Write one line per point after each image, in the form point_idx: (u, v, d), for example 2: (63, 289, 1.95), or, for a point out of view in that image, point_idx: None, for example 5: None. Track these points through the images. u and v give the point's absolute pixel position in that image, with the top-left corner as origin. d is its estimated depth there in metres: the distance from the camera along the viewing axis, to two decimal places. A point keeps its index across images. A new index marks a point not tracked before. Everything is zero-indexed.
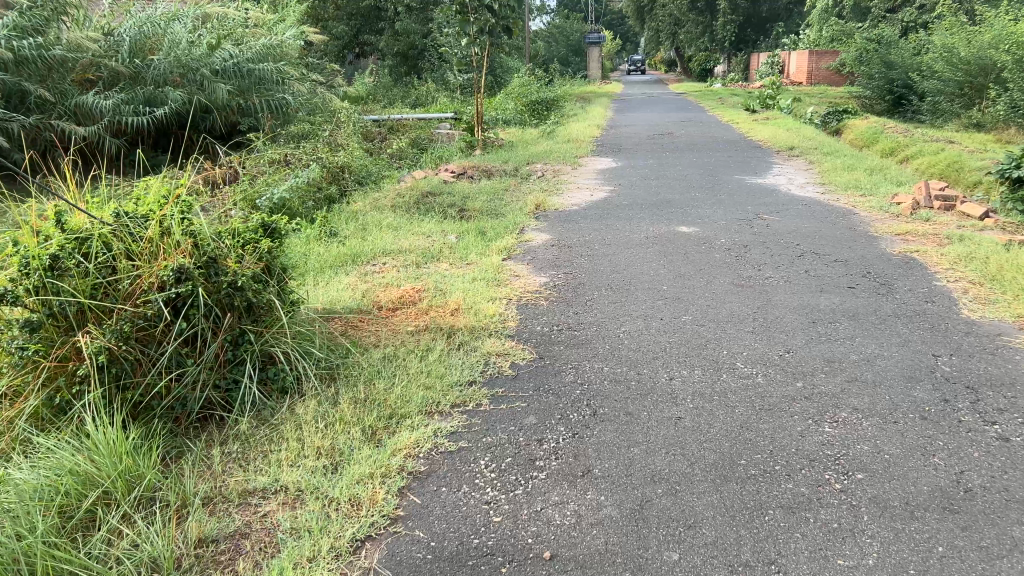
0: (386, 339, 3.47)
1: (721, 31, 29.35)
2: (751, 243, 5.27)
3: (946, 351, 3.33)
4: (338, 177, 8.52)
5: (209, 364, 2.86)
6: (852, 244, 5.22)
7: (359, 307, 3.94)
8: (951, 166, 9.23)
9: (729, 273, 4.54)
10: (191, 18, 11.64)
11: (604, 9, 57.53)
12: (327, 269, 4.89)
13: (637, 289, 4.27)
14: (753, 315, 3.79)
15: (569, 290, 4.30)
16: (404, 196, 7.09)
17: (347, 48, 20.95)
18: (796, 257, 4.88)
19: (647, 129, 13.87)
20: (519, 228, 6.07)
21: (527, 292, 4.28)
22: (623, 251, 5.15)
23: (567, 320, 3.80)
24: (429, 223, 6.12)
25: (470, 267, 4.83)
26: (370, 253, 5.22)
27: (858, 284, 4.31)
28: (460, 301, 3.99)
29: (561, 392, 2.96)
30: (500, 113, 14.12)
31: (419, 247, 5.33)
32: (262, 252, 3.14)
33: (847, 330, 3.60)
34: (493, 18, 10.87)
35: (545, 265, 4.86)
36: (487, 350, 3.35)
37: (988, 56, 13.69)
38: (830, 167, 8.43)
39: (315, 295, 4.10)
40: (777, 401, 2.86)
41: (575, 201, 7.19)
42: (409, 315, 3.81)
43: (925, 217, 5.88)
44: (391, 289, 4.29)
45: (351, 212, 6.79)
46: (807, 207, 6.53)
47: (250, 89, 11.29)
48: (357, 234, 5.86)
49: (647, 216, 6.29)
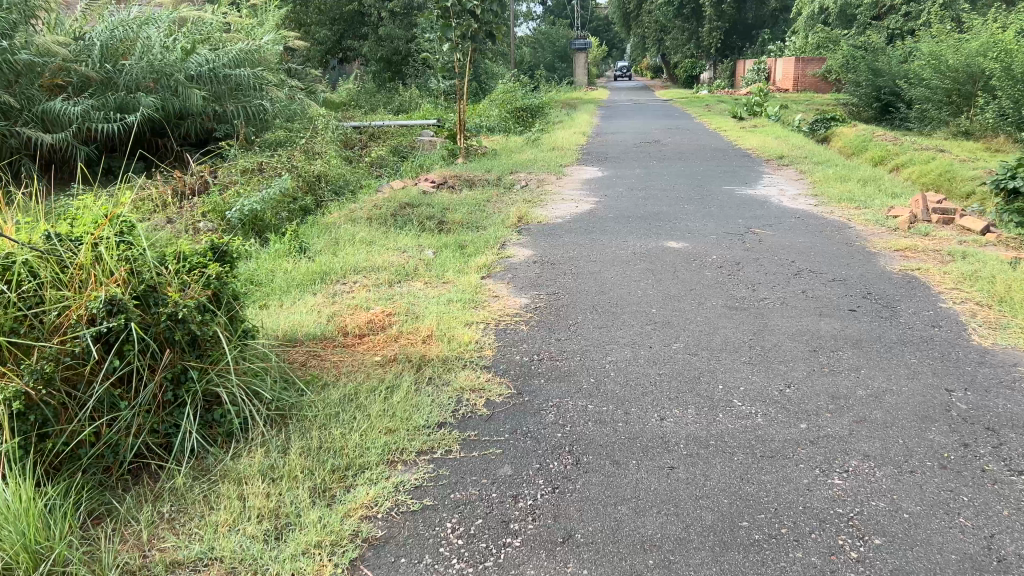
0: (350, 373, 3.17)
1: (707, 38, 29.23)
2: (744, 259, 5.00)
3: (960, 386, 3.06)
4: (314, 187, 8.22)
5: (145, 407, 2.54)
6: (849, 262, 4.96)
7: (323, 333, 3.63)
8: (944, 176, 9.01)
9: (721, 294, 4.26)
10: (165, 22, 11.28)
11: (590, 17, 57.59)
12: (293, 289, 4.58)
13: (624, 312, 3.98)
14: (749, 342, 3.51)
15: (551, 314, 4.00)
16: (381, 208, 6.79)
17: (331, 53, 20.66)
18: (793, 276, 4.61)
19: (633, 137, 13.62)
20: (500, 243, 5.77)
21: (507, 316, 3.98)
22: (609, 268, 4.87)
23: (548, 348, 3.50)
24: (405, 236, 5.82)
25: (447, 287, 4.53)
26: (340, 270, 4.91)
27: (859, 307, 4.04)
28: (433, 327, 3.68)
29: (540, 436, 2.66)
30: (484, 119, 13.85)
31: (393, 264, 5.02)
32: (211, 279, 2.83)
33: (851, 360, 3.32)
34: (476, 23, 10.60)
35: (526, 284, 4.57)
36: (461, 384, 3.05)
37: (976, 64, 13.45)
38: (822, 177, 8.19)
39: (276, 321, 3.79)
40: (780, 447, 2.58)
41: (559, 212, 6.91)
42: (376, 343, 3.51)
43: (924, 232, 5.64)
44: (360, 312, 3.99)
45: (325, 225, 6.49)
46: (801, 220, 6.28)
47: (226, 95, 10.97)
48: (329, 249, 5.55)
49: (635, 229, 6.02)
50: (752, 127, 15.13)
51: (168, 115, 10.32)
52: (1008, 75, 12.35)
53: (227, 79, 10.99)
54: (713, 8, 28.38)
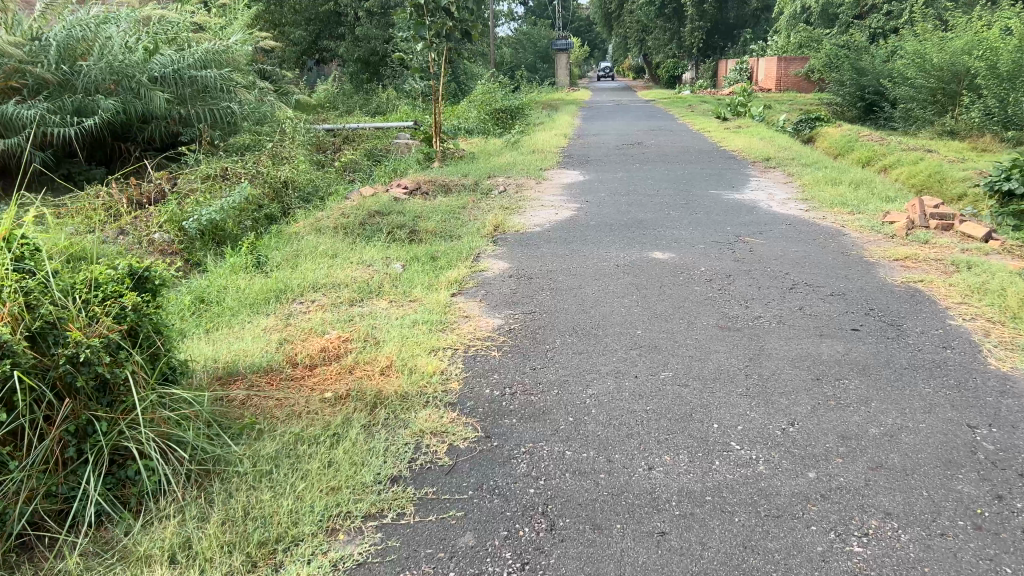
0: (294, 414, 2.78)
1: (689, 37, 29.00)
2: (735, 272, 4.65)
3: (984, 421, 2.71)
4: (280, 194, 7.82)
5: (40, 467, 2.13)
6: (847, 273, 4.62)
7: (270, 365, 3.24)
8: (934, 177, 8.72)
9: (713, 312, 3.90)
10: (127, 20, 10.79)
11: (571, 17, 57.33)
12: (245, 311, 4.19)
13: (607, 334, 3.61)
14: (745, 370, 3.15)
15: (526, 337, 3.63)
16: (349, 216, 6.40)
17: (307, 54, 20.17)
18: (788, 290, 4.27)
19: (616, 138, 13.31)
20: (474, 254, 5.40)
21: (477, 340, 3.60)
22: (589, 283, 4.50)
23: (522, 379, 3.12)
24: (371, 248, 5.43)
25: (413, 305, 4.14)
26: (299, 286, 4.52)
27: (862, 326, 3.70)
28: (393, 355, 3.30)
29: (510, 493, 2.29)
30: (462, 121, 13.47)
31: (356, 279, 4.62)
32: (127, 310, 2.42)
33: (860, 391, 2.97)
34: (450, 21, 10.22)
35: (500, 302, 4.18)
36: (420, 427, 2.67)
37: (961, 63, 13.23)
38: (812, 180, 7.88)
39: (220, 352, 3.40)
40: (786, 504, 2.22)
41: (538, 219, 6.55)
42: (328, 377, 3.12)
43: (924, 239, 5.31)
44: (315, 337, 3.60)
45: (289, 236, 6.08)
46: (792, 227, 5.95)
47: (191, 98, 10.54)
48: (288, 262, 5.15)
49: (617, 238, 5.67)
50: (736, 128, 14.84)
51: (130, 118, 9.87)
52: (993, 73, 12.18)
53: (193, 81, 10.52)
54: (694, 7, 28.14)
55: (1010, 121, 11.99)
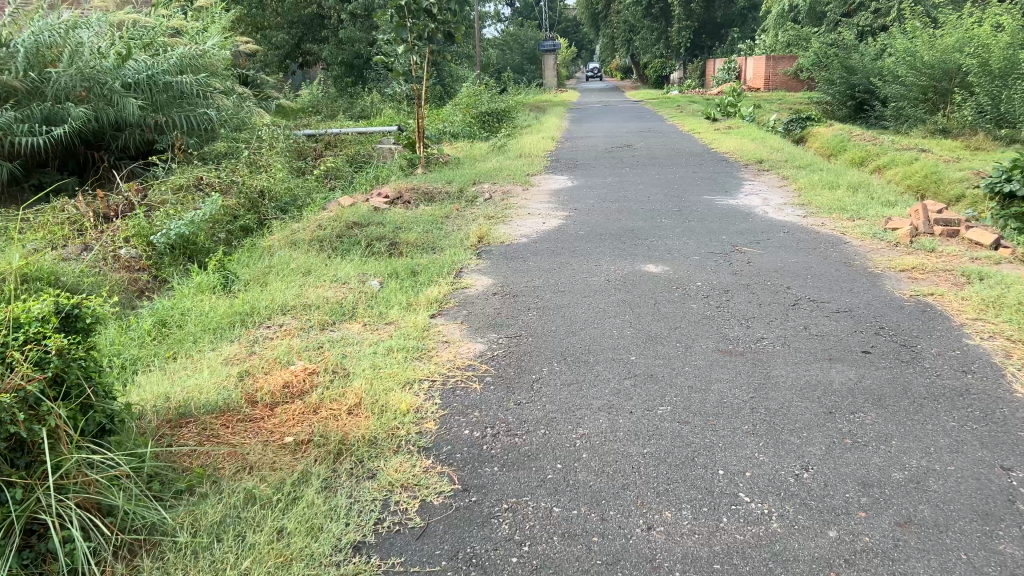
0: (249, 467, 2.47)
1: (676, 37, 28.80)
2: (733, 286, 4.37)
3: (1019, 462, 2.44)
4: (256, 205, 7.51)
5: None
6: (852, 286, 4.35)
7: (227, 405, 2.94)
8: (931, 177, 8.47)
9: (712, 334, 3.61)
10: (98, 25, 10.43)
11: (558, 18, 57.16)
12: (207, 339, 3.88)
13: (597, 361, 3.32)
14: (750, 404, 2.86)
15: (510, 365, 3.33)
16: (326, 228, 6.09)
17: (289, 58, 19.80)
18: (790, 307, 3.99)
19: (604, 140, 13.05)
20: (457, 269, 5.09)
21: (456, 369, 3.30)
22: (579, 300, 4.21)
23: (505, 417, 2.82)
24: (347, 264, 5.12)
25: (388, 329, 3.84)
26: (266, 309, 4.22)
27: (874, 348, 3.43)
28: (362, 390, 3.00)
29: (490, 565, 1.98)
30: (447, 125, 13.16)
31: (329, 299, 4.31)
32: (50, 355, 2.10)
33: (878, 426, 2.69)
34: (433, 23, 9.91)
35: (483, 323, 3.88)
36: (388, 481, 2.37)
37: (952, 60, 13.06)
38: (807, 183, 7.62)
39: (173, 392, 3.08)
40: (808, 573, 1.93)
41: (525, 229, 6.26)
42: (290, 419, 2.82)
43: (930, 247, 5.05)
44: (279, 370, 3.29)
45: (262, 250, 5.77)
46: (791, 235, 5.68)
47: (166, 105, 10.20)
48: (259, 280, 4.84)
49: (608, 249, 5.38)
50: (727, 128, 14.59)
51: (103, 126, 9.50)
52: (985, 71, 12.05)
53: (168, 87, 10.18)
54: (681, 7, 27.95)
55: (1003, 119, 11.80)
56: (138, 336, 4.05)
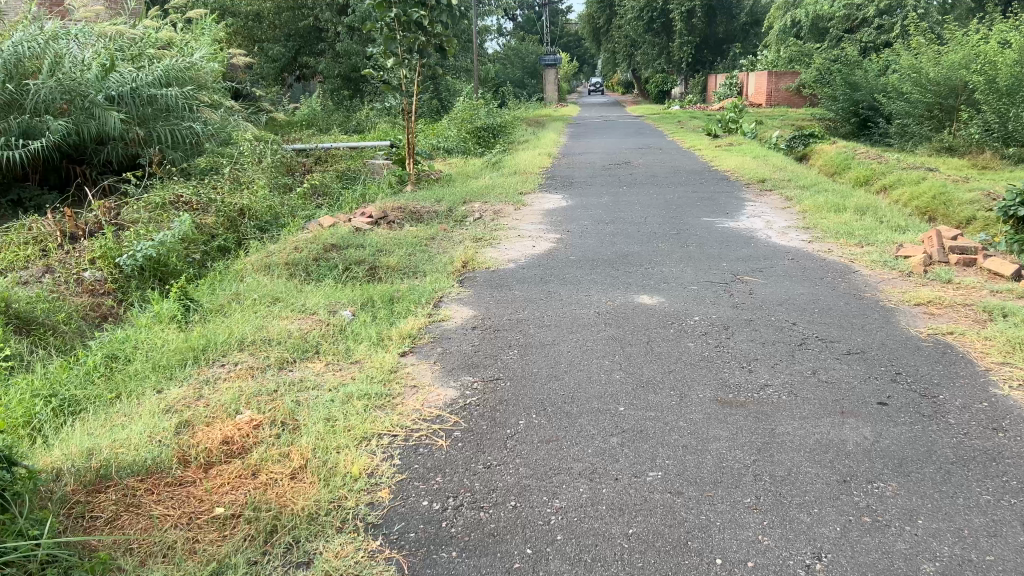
0: (165, 548, 2.11)
1: (678, 51, 28.57)
2: (734, 322, 4.00)
3: None
4: (234, 224, 7.18)
5: None
6: (863, 323, 3.98)
7: (156, 465, 2.58)
8: (939, 199, 8.13)
9: (710, 380, 3.24)
10: (82, 36, 10.13)
11: (559, 33, 57.14)
12: (153, 379, 3.52)
13: (582, 413, 2.94)
14: (752, 470, 2.50)
15: (484, 415, 2.95)
16: (302, 250, 5.73)
17: (286, 71, 19.56)
18: (797, 348, 3.62)
19: (602, 157, 12.72)
20: (437, 298, 4.73)
21: (422, 420, 2.93)
22: (565, 337, 3.85)
23: (471, 484, 2.46)
24: (320, 292, 4.76)
25: (353, 370, 3.47)
26: (223, 343, 3.85)
27: (891, 400, 3.07)
28: (310, 449, 2.63)
29: None
30: (441, 140, 12.84)
31: (292, 333, 3.95)
32: None
33: (901, 501, 2.33)
34: (424, 36, 9.53)
35: (457, 364, 3.51)
36: (324, 571, 2.01)
37: (958, 77, 12.75)
38: (812, 205, 7.27)
39: (97, 447, 2.71)
40: None
41: (512, 253, 5.90)
42: (225, 484, 2.45)
43: (946, 278, 4.70)
44: (223, 421, 2.93)
45: (232, 276, 5.41)
46: (795, 262, 5.32)
47: (151, 119, 9.83)
48: (222, 310, 4.48)
49: (600, 277, 5.02)
50: (729, 145, 14.29)
51: (84, 140, 9.11)
52: (992, 88, 11.75)
53: (153, 100, 9.84)
54: (683, 22, 27.71)
55: (1012, 137, 11.48)
56: (82, 372, 3.68)
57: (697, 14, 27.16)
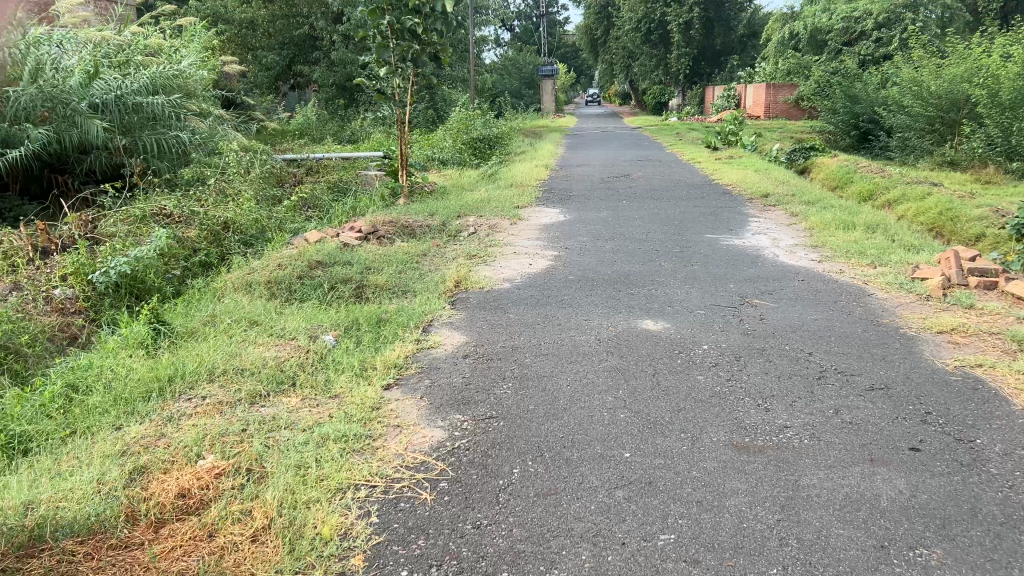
0: None
1: (676, 63, 28.38)
2: (746, 353, 3.70)
3: None
4: (218, 238, 6.87)
5: None
6: (885, 354, 3.70)
7: (101, 524, 2.28)
8: (947, 214, 7.86)
9: (724, 421, 2.94)
10: (66, 42, 9.82)
11: (556, 44, 57.11)
12: (112, 415, 3.21)
13: (583, 460, 2.64)
14: (777, 533, 2.21)
15: (474, 463, 2.65)
16: (285, 266, 5.42)
17: (280, 79, 19.29)
18: (816, 383, 3.33)
19: (601, 169, 12.45)
20: (427, 321, 4.42)
21: (404, 468, 2.63)
22: (564, 368, 3.54)
23: (457, 550, 2.15)
24: (301, 314, 4.45)
25: (331, 405, 3.16)
26: (192, 373, 3.55)
27: (925, 444, 2.77)
28: (276, 507, 2.33)
29: None
30: (436, 151, 12.56)
31: (268, 361, 3.65)
32: None
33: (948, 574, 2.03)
34: (418, 45, 9.24)
35: (446, 400, 3.20)
36: None
37: (960, 90, 12.52)
38: (819, 222, 7.00)
39: (37, 501, 2.41)
40: None
41: (507, 272, 5.59)
42: (176, 549, 2.16)
43: (967, 303, 4.42)
44: (181, 468, 2.63)
45: (210, 296, 5.11)
46: (806, 284, 5.03)
47: (136, 127, 9.52)
48: (194, 336, 4.17)
49: (601, 300, 4.72)
50: (729, 157, 14.04)
51: (66, 149, 8.77)
52: (995, 102, 11.50)
53: (138, 108, 9.50)
54: (681, 34, 27.52)
55: (1015, 152, 11.24)
56: (36, 404, 3.36)
57: (695, 25, 26.96)
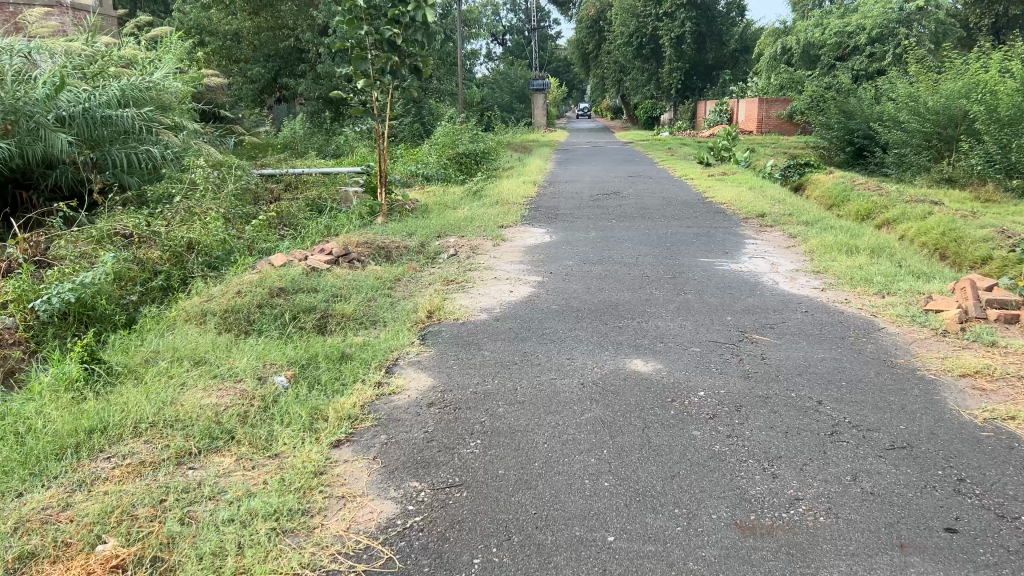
0: None
1: (667, 78, 28.08)
2: (748, 401, 3.28)
3: None
4: (180, 260, 6.41)
5: None
6: (904, 403, 3.27)
7: None
8: (950, 235, 7.47)
9: (725, 492, 2.51)
10: (33, 52, 9.34)
11: (547, 57, 57.01)
12: (15, 478, 2.76)
13: (559, 546, 2.21)
14: None
15: (427, 550, 2.21)
16: (245, 293, 4.97)
17: (266, 92, 18.87)
18: (828, 440, 2.90)
19: (590, 186, 12.06)
20: (392, 359, 3.98)
21: (343, 557, 2.18)
22: (540, 420, 3.11)
23: None
24: (252, 352, 4.00)
25: (269, 469, 2.72)
26: (117, 426, 3.10)
27: (962, 523, 2.35)
28: None
29: None
30: (420, 166, 12.13)
31: (205, 411, 3.20)
32: None
33: None
34: (397, 57, 8.79)
35: (402, 463, 2.76)
36: None
37: (957, 106, 12.19)
38: (819, 245, 6.60)
39: None
40: None
41: (485, 301, 5.15)
42: None
43: (989, 340, 4.02)
44: (75, 556, 2.19)
45: (161, 326, 4.66)
46: (810, 316, 4.62)
47: (106, 141, 9.04)
48: (130, 378, 3.71)
49: (587, 334, 4.29)
50: (722, 174, 13.67)
51: (29, 163, 8.22)
52: (993, 118, 11.15)
53: (108, 122, 9.03)
54: (672, 48, 27.20)
55: (1015, 169, 10.88)
56: None
57: (687, 40, 26.67)
